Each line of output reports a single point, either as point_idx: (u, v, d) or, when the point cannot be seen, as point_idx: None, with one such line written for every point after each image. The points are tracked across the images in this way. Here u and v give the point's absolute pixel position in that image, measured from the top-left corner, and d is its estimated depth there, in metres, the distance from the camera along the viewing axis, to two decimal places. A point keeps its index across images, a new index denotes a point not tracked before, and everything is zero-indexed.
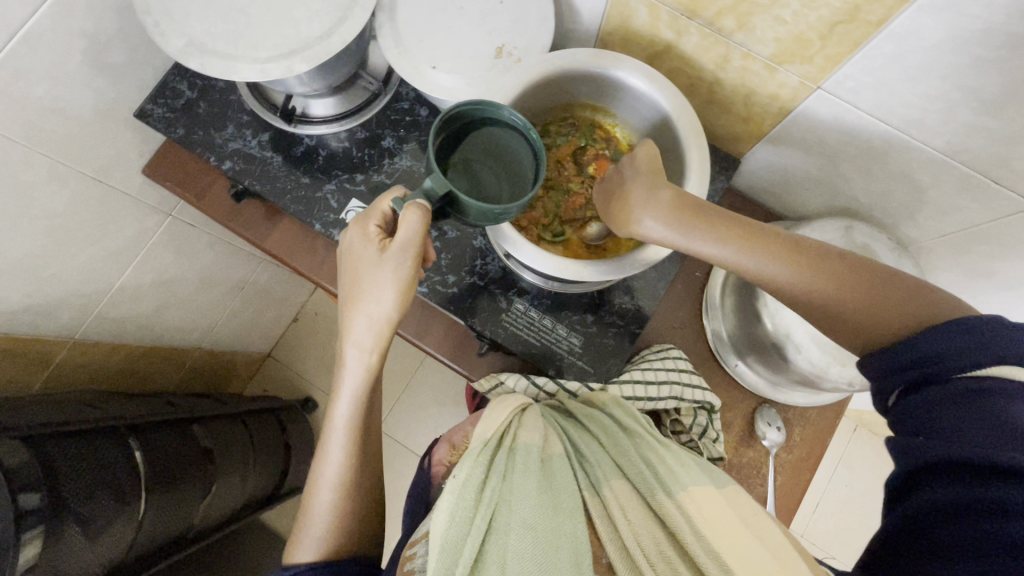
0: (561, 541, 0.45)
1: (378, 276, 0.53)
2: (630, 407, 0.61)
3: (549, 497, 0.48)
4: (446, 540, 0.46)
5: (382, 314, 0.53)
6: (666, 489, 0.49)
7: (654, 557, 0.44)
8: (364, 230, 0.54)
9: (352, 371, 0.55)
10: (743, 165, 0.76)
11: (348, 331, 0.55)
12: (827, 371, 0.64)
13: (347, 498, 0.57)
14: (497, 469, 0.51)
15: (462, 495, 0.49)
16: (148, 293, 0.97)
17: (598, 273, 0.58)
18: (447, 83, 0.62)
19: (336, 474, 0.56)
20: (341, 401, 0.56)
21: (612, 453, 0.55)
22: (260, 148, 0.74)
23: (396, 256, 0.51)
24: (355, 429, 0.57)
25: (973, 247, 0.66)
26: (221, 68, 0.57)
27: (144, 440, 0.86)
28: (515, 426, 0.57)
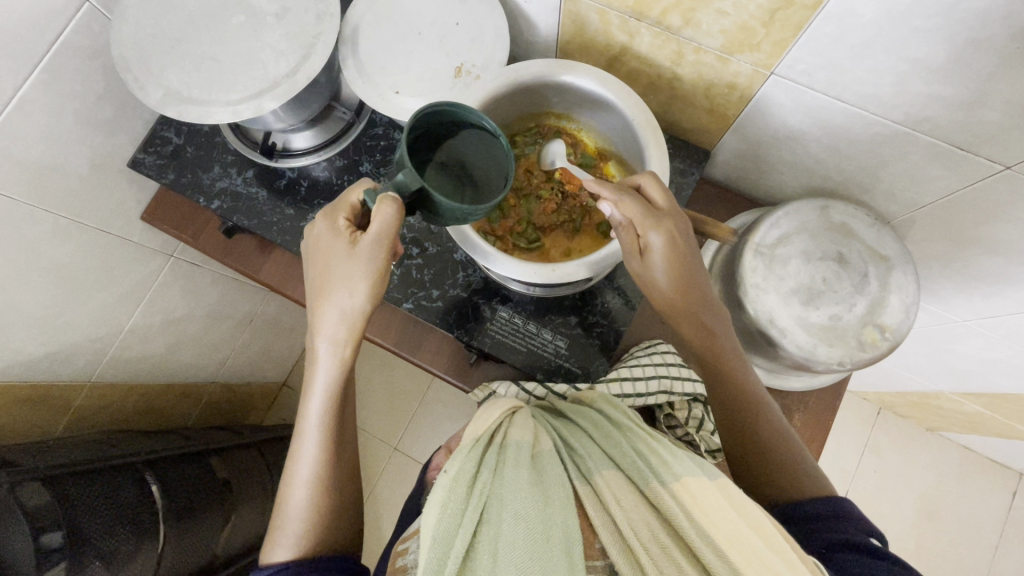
0: (553, 531, 0.44)
1: (349, 270, 0.54)
2: (619, 404, 0.61)
3: (540, 489, 0.48)
4: (438, 533, 0.46)
5: (353, 306, 0.55)
6: (659, 478, 0.49)
7: (648, 542, 0.44)
8: (332, 224, 0.56)
9: (326, 366, 0.57)
10: (715, 155, 0.77)
11: (318, 326, 0.57)
12: (814, 354, 0.64)
13: (321, 494, 0.58)
14: (487, 465, 0.51)
15: (453, 489, 0.49)
16: (158, 333, 1.01)
17: (570, 270, 0.59)
18: (412, 105, 0.65)
19: (311, 469, 0.58)
20: (315, 398, 0.58)
21: (602, 445, 0.54)
22: (246, 185, 0.77)
23: (367, 248, 0.53)
24: (330, 425, 0.58)
25: (953, 216, 0.65)
26: (197, 113, 0.61)
27: (161, 474, 0.89)
28: (505, 426, 0.58)
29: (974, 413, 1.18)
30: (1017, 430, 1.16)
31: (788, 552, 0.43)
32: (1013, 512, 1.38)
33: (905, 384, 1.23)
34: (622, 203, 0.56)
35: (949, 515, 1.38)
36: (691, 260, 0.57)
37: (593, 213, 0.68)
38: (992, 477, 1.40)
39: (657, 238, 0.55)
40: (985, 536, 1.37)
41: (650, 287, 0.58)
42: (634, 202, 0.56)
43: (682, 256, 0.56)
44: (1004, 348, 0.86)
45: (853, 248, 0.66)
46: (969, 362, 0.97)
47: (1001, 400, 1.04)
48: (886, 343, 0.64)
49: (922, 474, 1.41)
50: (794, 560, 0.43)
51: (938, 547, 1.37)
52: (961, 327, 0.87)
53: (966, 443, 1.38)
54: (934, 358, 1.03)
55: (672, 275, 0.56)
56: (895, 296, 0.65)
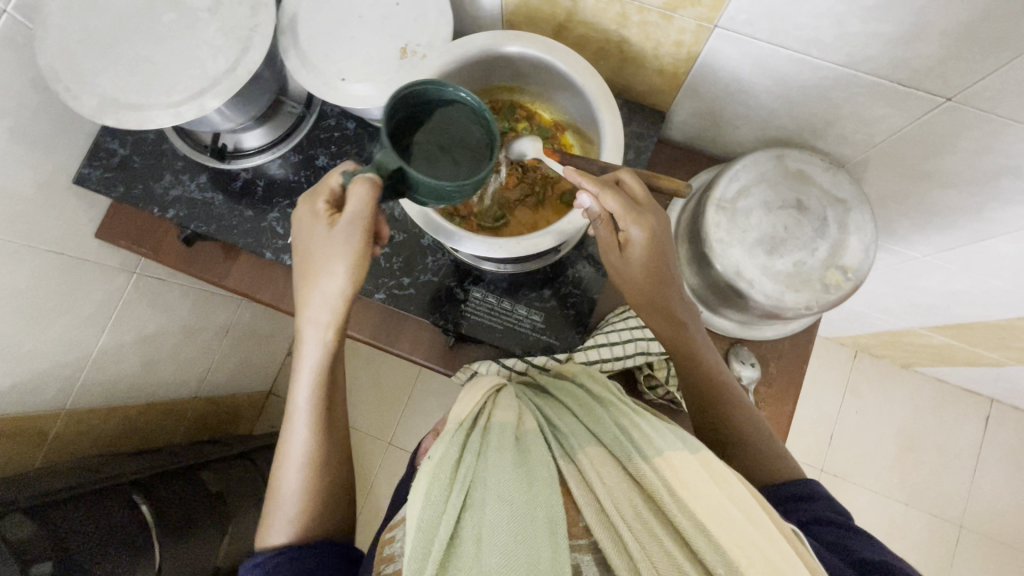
0: (536, 512, 0.44)
1: (327, 252, 0.53)
2: (602, 377, 0.61)
3: (523, 470, 0.48)
4: (421, 522, 0.46)
5: (335, 291, 0.54)
6: (642, 453, 0.49)
7: (631, 519, 0.44)
8: (311, 207, 0.54)
9: (313, 352, 0.57)
10: (671, 116, 0.77)
11: (304, 311, 0.56)
12: (782, 301, 0.65)
13: (314, 477, 0.58)
14: (471, 449, 0.51)
15: (436, 475, 0.49)
16: (131, 353, 0.99)
17: (535, 242, 0.59)
18: (361, 91, 0.64)
19: (303, 454, 0.58)
20: (303, 384, 0.57)
21: (587, 423, 0.54)
22: (201, 190, 0.75)
23: (344, 230, 0.52)
24: (320, 411, 0.58)
25: (903, 153, 0.67)
26: (137, 119, 0.59)
27: (150, 492, 0.88)
28: (489, 406, 0.57)
29: (943, 345, 1.22)
30: (984, 357, 1.20)
31: (766, 524, 0.44)
32: (988, 436, 1.45)
33: (876, 325, 1.27)
34: (604, 197, 0.56)
35: (928, 445, 1.44)
36: (667, 251, 0.59)
37: (555, 182, 0.68)
38: (965, 405, 1.46)
39: (639, 233, 0.56)
40: (964, 461, 1.44)
41: (627, 273, 0.60)
42: (615, 197, 0.56)
43: (660, 247, 0.58)
44: (964, 279, 0.90)
45: (812, 194, 0.67)
46: (933, 296, 1.01)
47: (966, 329, 1.08)
48: (849, 283, 0.65)
49: (901, 409, 1.46)
50: (771, 531, 0.44)
51: (921, 478, 1.43)
52: (922, 262, 0.90)
53: (939, 375, 1.44)
54: (901, 296, 1.07)
55: (649, 264, 0.58)
56: (854, 237, 0.66)
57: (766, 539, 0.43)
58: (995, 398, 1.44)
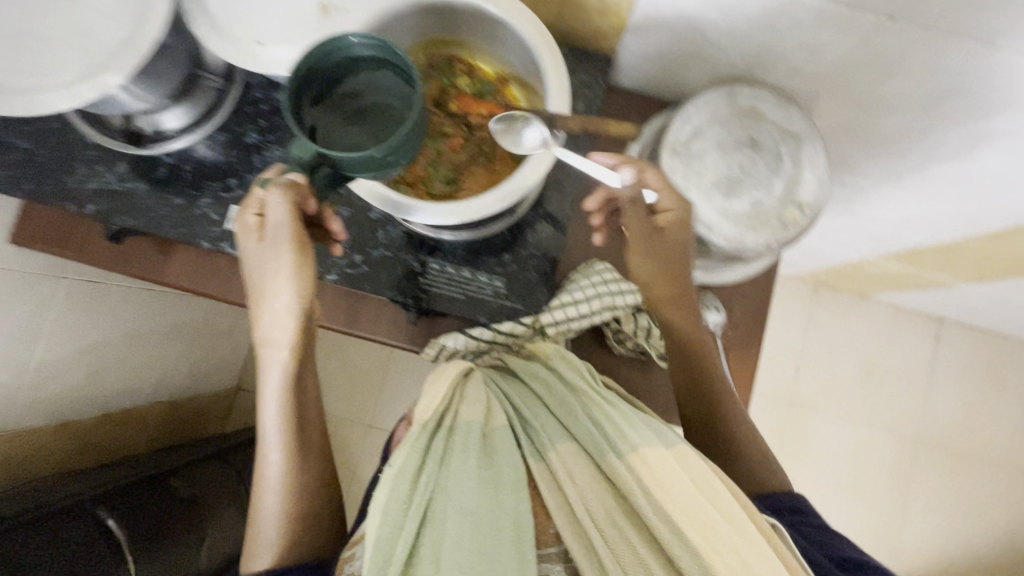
0: (502, 520, 0.46)
1: (268, 267, 0.53)
2: (574, 359, 0.60)
3: (488, 479, 0.50)
4: (379, 538, 0.45)
5: (283, 304, 0.53)
6: (615, 449, 0.50)
7: (601, 518, 0.47)
8: (245, 224, 0.53)
9: (274, 371, 0.54)
10: (618, 61, 0.74)
11: (259, 332, 0.55)
12: (743, 241, 0.65)
13: (294, 501, 0.56)
14: (434, 454, 0.51)
15: (396, 486, 0.48)
16: (73, 364, 0.93)
17: (484, 204, 0.56)
18: (282, 55, 0.58)
19: (279, 478, 0.56)
20: (268, 406, 0.55)
21: (559, 415, 0.55)
22: (121, 181, 0.69)
23: (274, 239, 0.51)
24: (289, 430, 0.56)
25: (851, 80, 0.66)
26: (30, 105, 0.53)
27: (117, 507, 0.85)
28: (456, 401, 0.56)
29: (896, 272, 1.27)
30: (934, 280, 1.25)
31: (738, 515, 0.46)
32: (940, 353, 1.53)
33: (834, 259, 1.30)
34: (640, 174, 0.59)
35: (886, 368, 1.52)
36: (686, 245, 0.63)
37: (503, 139, 0.64)
38: (918, 327, 1.53)
39: (672, 205, 0.60)
40: (919, 379, 1.52)
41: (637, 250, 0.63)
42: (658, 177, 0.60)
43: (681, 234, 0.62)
44: (913, 205, 0.92)
45: (764, 131, 0.66)
46: (885, 224, 1.03)
47: (916, 254, 1.12)
48: (807, 218, 0.65)
49: (860, 337, 1.52)
50: (741, 520, 0.46)
51: (881, 399, 1.51)
52: (873, 192, 0.92)
53: (893, 301, 1.50)
54: (855, 227, 1.09)
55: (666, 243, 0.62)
56: (809, 170, 0.66)
57: (736, 531, 0.45)
58: (945, 317, 1.51)
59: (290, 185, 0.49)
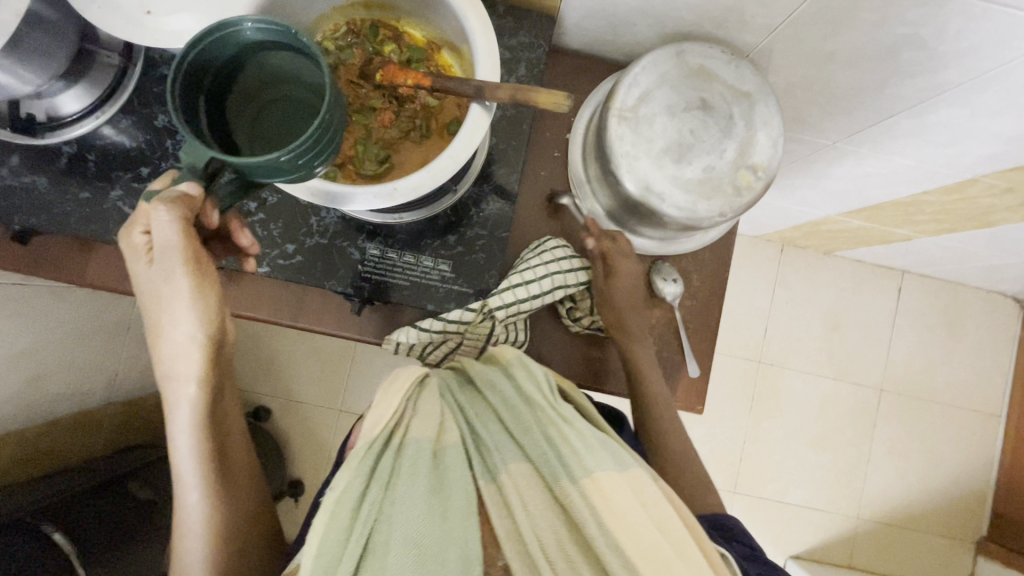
0: (447, 551, 0.42)
1: (164, 297, 0.48)
2: (534, 365, 0.55)
3: (436, 500, 0.45)
4: (317, 571, 0.41)
5: (183, 337, 0.49)
6: (570, 473, 0.46)
7: (553, 551, 0.43)
8: (131, 244, 0.49)
9: (181, 412, 0.51)
10: (561, 19, 0.69)
11: (159, 368, 0.51)
12: (696, 210, 0.62)
13: (220, 537, 0.55)
14: (381, 475, 0.47)
15: (335, 516, 0.44)
16: (5, 372, 0.87)
17: (413, 183, 0.51)
18: (176, 25, 0.52)
19: (200, 521, 0.54)
20: (180, 447, 0.52)
21: (514, 432, 0.51)
22: (17, 175, 0.62)
23: (163, 264, 0.47)
24: (207, 469, 0.53)
25: (803, 33, 0.62)
26: None
27: (63, 520, 0.81)
28: (408, 416, 0.52)
29: (857, 228, 1.27)
30: (895, 234, 1.26)
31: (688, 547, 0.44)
32: (901, 305, 1.56)
33: (798, 217, 1.30)
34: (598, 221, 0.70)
35: (851, 323, 1.54)
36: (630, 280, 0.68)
37: (437, 111, 0.59)
38: (881, 281, 1.55)
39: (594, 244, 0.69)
40: (882, 332, 1.55)
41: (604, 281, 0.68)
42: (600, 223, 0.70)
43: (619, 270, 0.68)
44: (872, 161, 0.90)
45: (714, 91, 0.62)
46: (846, 181, 1.02)
47: (877, 210, 1.12)
48: (760, 183, 0.63)
49: (825, 294, 1.54)
50: (692, 553, 0.44)
51: (845, 353, 1.54)
52: (832, 149, 0.90)
53: (856, 256, 1.51)
54: (817, 186, 1.08)
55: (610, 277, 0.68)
56: (762, 133, 0.63)
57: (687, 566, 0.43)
58: (906, 270, 1.53)
59: (179, 197, 0.44)
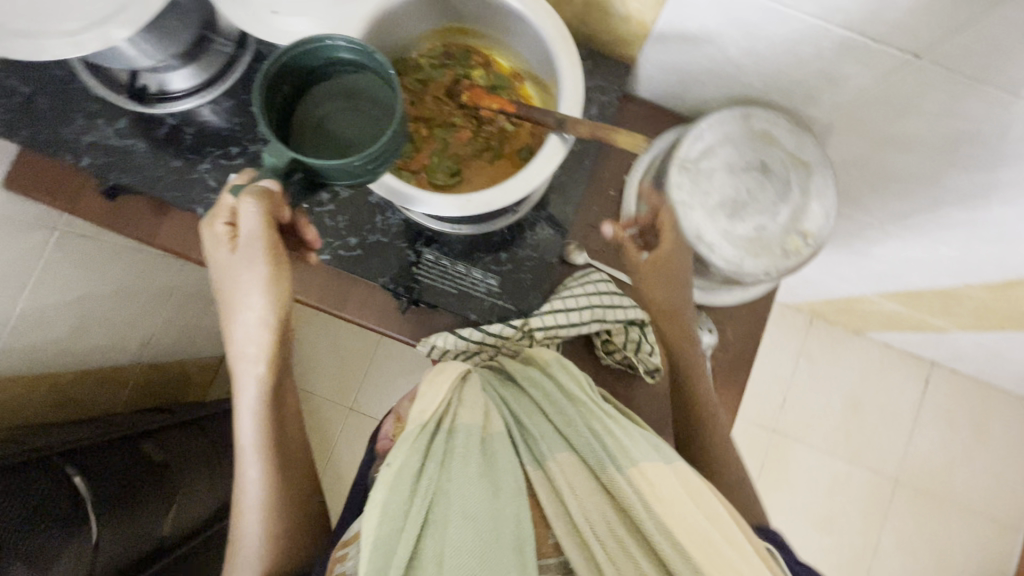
0: (502, 529, 0.45)
1: (246, 283, 0.54)
2: (575, 368, 0.58)
3: (490, 483, 0.48)
4: (378, 537, 0.44)
5: (258, 320, 0.54)
6: (616, 463, 0.49)
7: (603, 533, 0.45)
8: (211, 233, 0.52)
9: (247, 386, 0.56)
10: (637, 69, 0.73)
11: (232, 348, 0.56)
12: (742, 266, 0.64)
13: (274, 512, 0.58)
14: (434, 458, 0.50)
15: (395, 488, 0.47)
16: (57, 317, 0.92)
17: (486, 201, 0.55)
18: (295, 27, 0.57)
19: (257, 491, 0.58)
20: (245, 420, 0.57)
21: (558, 425, 0.54)
22: (120, 137, 0.68)
23: (245, 253, 0.52)
24: (265, 443, 0.58)
25: (868, 114, 0.65)
26: (30, 50, 0.51)
27: (85, 465, 0.83)
28: (454, 405, 0.54)
29: (892, 311, 1.26)
30: (930, 323, 1.25)
31: (738, 536, 0.46)
32: (927, 397, 1.52)
33: (832, 291, 1.30)
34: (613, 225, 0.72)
35: (873, 407, 1.52)
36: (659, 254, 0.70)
37: (512, 137, 0.63)
38: (908, 369, 1.53)
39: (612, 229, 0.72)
40: (904, 420, 1.52)
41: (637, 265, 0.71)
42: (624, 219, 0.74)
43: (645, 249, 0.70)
44: (917, 246, 0.91)
45: (775, 157, 0.65)
46: (887, 263, 1.02)
47: (915, 296, 1.11)
48: (808, 249, 0.65)
49: (849, 373, 1.52)
50: (743, 543, 0.46)
51: (863, 436, 1.51)
52: (878, 229, 0.91)
53: (886, 340, 1.50)
54: (857, 264, 1.09)
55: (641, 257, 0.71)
56: (816, 202, 0.65)
57: (739, 556, 0.45)
58: (936, 361, 1.51)
59: (263, 193, 0.48)
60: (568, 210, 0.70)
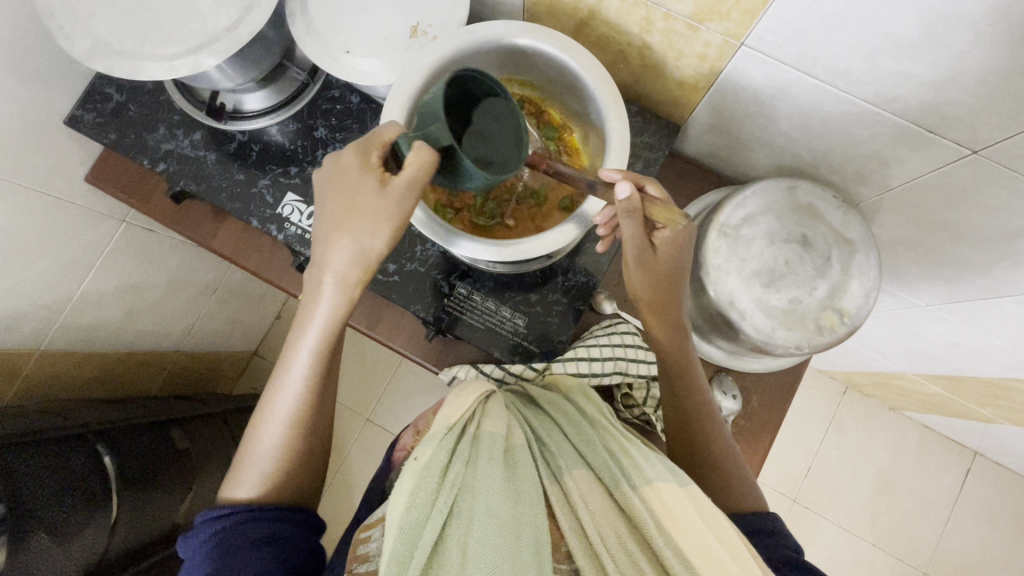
0: (521, 530, 0.45)
1: (373, 210, 0.52)
2: (597, 398, 0.61)
3: (511, 486, 0.49)
4: (405, 526, 0.46)
5: (369, 251, 0.54)
6: (630, 481, 0.50)
7: (614, 546, 0.45)
8: (366, 158, 0.52)
9: (329, 305, 0.55)
10: (687, 129, 0.74)
11: (330, 262, 0.54)
12: (772, 337, 0.63)
13: (300, 440, 0.57)
14: (460, 457, 0.52)
15: (424, 480, 0.49)
16: (112, 301, 0.98)
17: (522, 249, 0.57)
18: (365, 67, 0.61)
19: (289, 408, 0.57)
20: (312, 335, 0.56)
21: (575, 443, 0.55)
22: (194, 148, 0.73)
23: (398, 193, 0.50)
24: (321, 369, 0.57)
25: (920, 199, 0.64)
26: (130, 68, 0.56)
27: (116, 445, 0.87)
28: (479, 415, 0.57)
29: (934, 394, 1.20)
30: (975, 412, 1.18)
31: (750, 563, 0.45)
32: (966, 488, 1.43)
33: (871, 364, 1.25)
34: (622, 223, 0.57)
35: (905, 491, 1.43)
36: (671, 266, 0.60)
37: (557, 185, 0.65)
38: (947, 455, 1.45)
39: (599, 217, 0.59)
40: (938, 509, 1.43)
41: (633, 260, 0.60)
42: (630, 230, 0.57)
43: (652, 265, 0.60)
44: (964, 332, 0.87)
45: (818, 231, 0.65)
46: (931, 345, 0.98)
47: (960, 381, 1.06)
48: (845, 328, 0.63)
49: (882, 450, 1.45)
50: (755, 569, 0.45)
51: (892, 521, 1.42)
52: (923, 310, 0.88)
53: (925, 422, 1.42)
54: (899, 341, 1.05)
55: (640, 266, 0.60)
56: (856, 281, 0.64)
57: None
58: (978, 452, 1.42)
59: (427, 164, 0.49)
60: (603, 259, 0.71)
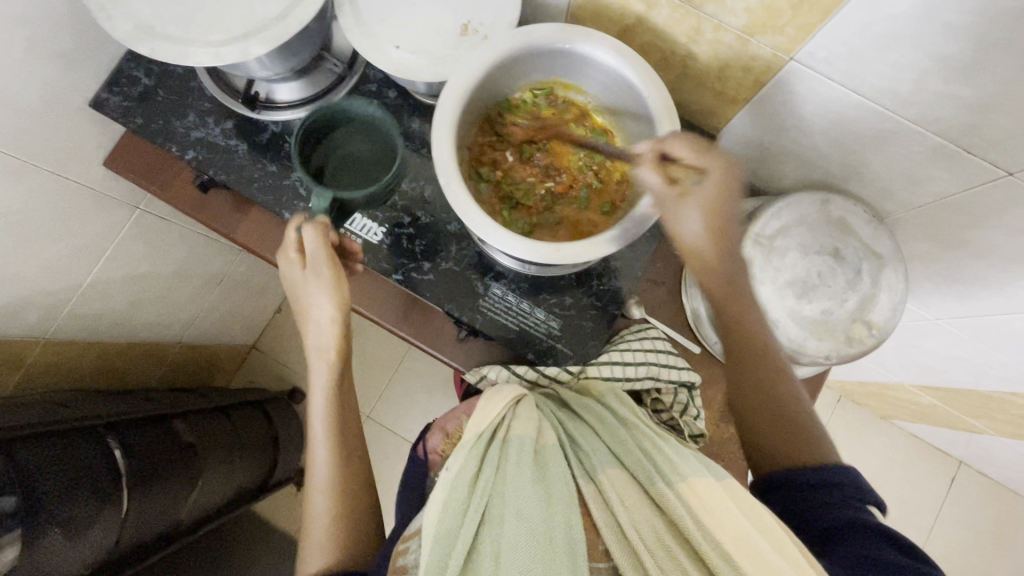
0: (554, 531, 0.46)
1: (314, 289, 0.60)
2: (627, 399, 0.61)
3: (544, 487, 0.50)
4: (439, 533, 0.47)
5: (327, 319, 0.61)
6: (664, 478, 0.50)
7: (653, 544, 0.45)
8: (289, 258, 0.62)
9: (319, 375, 0.62)
10: (720, 139, 0.75)
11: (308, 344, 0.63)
12: (803, 347, 0.64)
13: (337, 493, 0.59)
14: (490, 462, 0.52)
15: (455, 489, 0.50)
16: (119, 290, 0.95)
17: (573, 253, 0.56)
18: (413, 63, 0.60)
19: (322, 477, 0.60)
20: (316, 406, 0.62)
21: (610, 444, 0.55)
22: (224, 136, 0.71)
23: (313, 266, 0.59)
24: (331, 426, 0.61)
25: (946, 217, 0.66)
26: (174, 53, 0.55)
27: (125, 438, 0.85)
28: (508, 418, 0.57)
29: (928, 405, 1.24)
30: (967, 423, 1.22)
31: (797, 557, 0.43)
32: (950, 497, 1.48)
33: (869, 375, 1.28)
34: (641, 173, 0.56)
35: (893, 498, 1.47)
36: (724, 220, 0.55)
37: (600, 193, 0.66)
38: (934, 464, 1.49)
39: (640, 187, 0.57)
40: (924, 517, 1.47)
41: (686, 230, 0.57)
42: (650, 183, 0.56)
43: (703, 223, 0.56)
44: (969, 347, 0.90)
45: (850, 245, 0.66)
46: (933, 357, 1.01)
47: (956, 393, 1.09)
48: (873, 339, 0.65)
49: (873, 458, 1.48)
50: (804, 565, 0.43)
51: None
52: (931, 324, 0.91)
53: (915, 431, 1.46)
54: (901, 352, 1.08)
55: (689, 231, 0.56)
56: (885, 294, 0.65)
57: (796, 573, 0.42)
58: (964, 462, 1.47)
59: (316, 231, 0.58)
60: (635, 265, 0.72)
